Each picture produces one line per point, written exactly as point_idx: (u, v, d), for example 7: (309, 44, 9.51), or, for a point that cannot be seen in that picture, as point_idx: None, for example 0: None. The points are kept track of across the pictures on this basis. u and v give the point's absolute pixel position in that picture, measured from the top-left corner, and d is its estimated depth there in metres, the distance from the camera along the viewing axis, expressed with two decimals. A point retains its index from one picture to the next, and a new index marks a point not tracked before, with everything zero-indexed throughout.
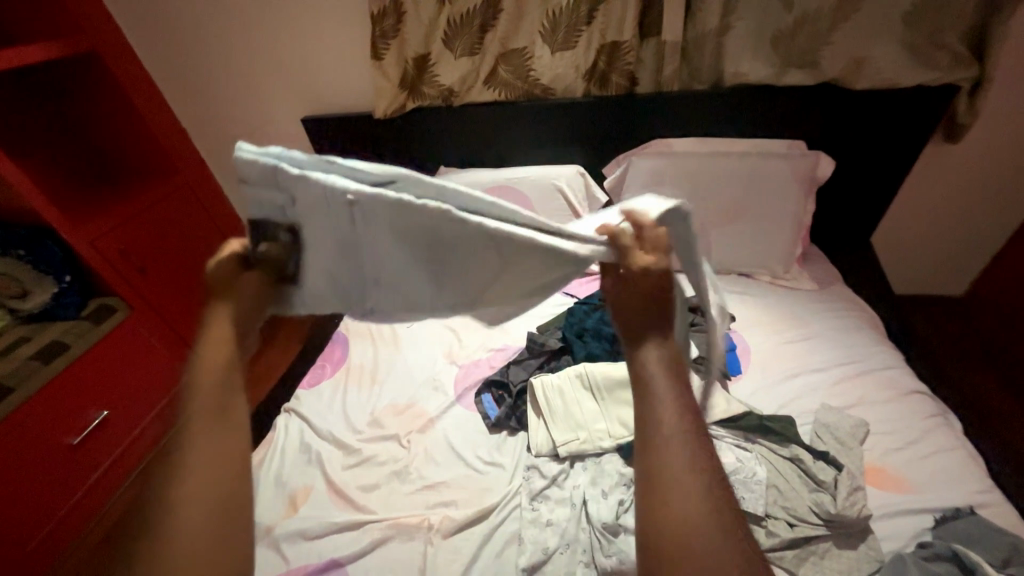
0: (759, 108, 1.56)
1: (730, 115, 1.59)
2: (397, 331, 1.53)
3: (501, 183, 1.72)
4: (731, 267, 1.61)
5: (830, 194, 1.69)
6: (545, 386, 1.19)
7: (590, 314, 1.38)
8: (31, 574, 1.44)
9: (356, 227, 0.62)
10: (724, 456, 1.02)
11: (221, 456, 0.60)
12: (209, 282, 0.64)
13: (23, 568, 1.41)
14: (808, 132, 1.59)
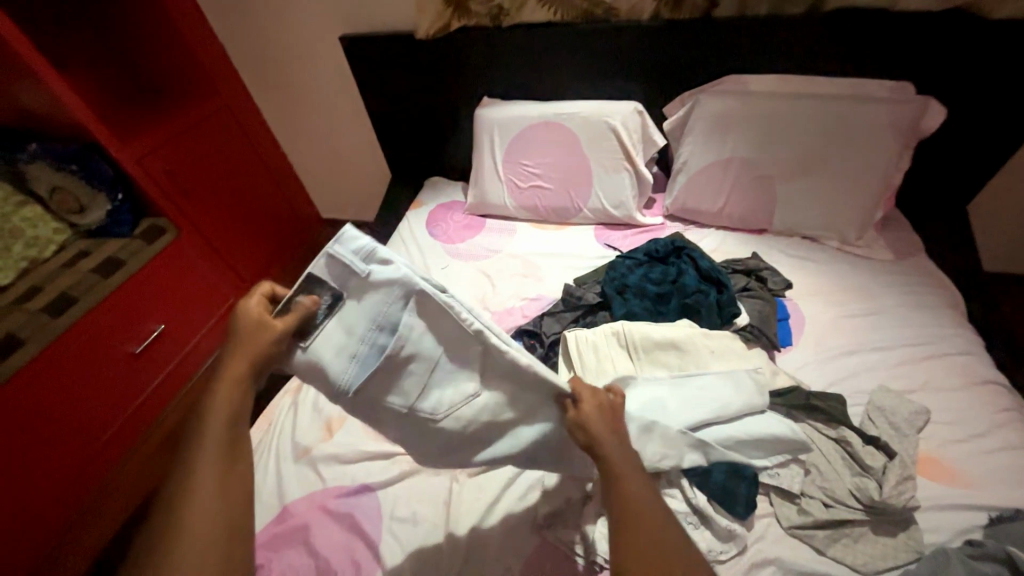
0: (861, 41, 1.32)
1: (824, 48, 1.36)
2: (430, 275, 1.54)
3: (548, 120, 1.59)
4: (796, 228, 1.45)
5: (930, 150, 1.46)
6: (578, 339, 1.13)
7: (633, 270, 1.30)
8: (103, 464, 1.62)
9: (401, 305, 0.80)
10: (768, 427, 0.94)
11: (235, 476, 0.66)
12: (247, 316, 0.74)
13: (101, 453, 1.60)
14: (919, 73, 1.34)
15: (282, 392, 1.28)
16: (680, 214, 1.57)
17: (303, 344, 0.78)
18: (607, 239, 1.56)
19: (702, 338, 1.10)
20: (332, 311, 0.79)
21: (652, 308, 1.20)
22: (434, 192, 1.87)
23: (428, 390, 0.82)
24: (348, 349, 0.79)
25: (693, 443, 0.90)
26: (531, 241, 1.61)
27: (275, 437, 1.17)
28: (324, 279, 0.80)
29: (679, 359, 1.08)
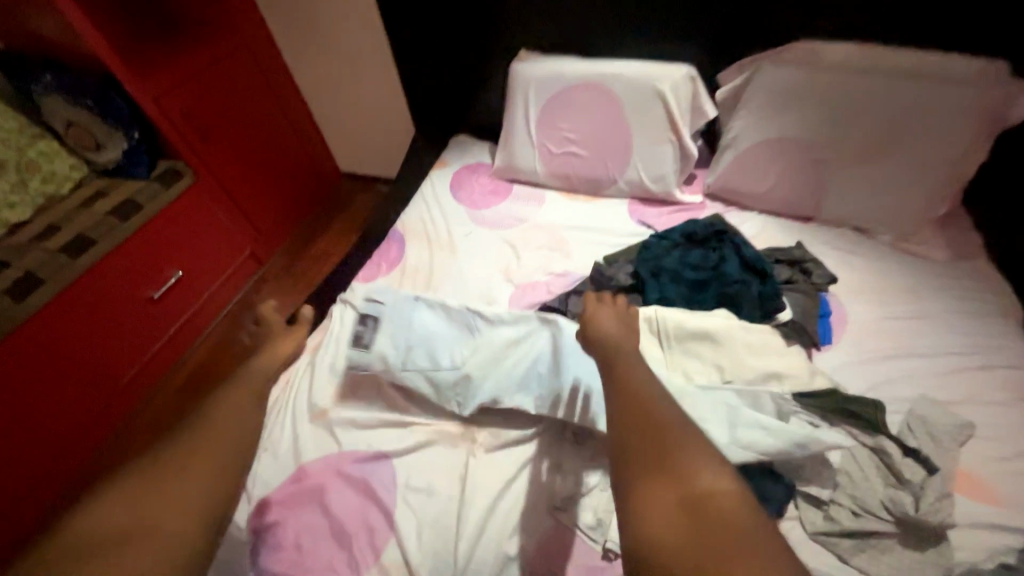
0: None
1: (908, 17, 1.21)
2: (453, 241, 1.48)
3: (590, 81, 1.47)
4: (848, 218, 1.34)
5: None
6: None
7: (669, 252, 1.23)
8: (126, 404, 1.66)
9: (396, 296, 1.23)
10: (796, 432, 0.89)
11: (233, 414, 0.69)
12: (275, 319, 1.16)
13: (120, 394, 1.63)
14: (1017, 52, 1.18)
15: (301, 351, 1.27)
16: (722, 193, 1.47)
17: (368, 344, 1.14)
18: (641, 215, 1.48)
19: (740, 332, 1.03)
20: (377, 329, 1.16)
21: (687, 295, 1.14)
22: (460, 153, 1.78)
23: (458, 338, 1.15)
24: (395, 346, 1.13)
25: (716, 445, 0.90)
26: (560, 212, 1.53)
27: (293, 394, 1.17)
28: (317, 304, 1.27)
29: (713, 352, 1.03)
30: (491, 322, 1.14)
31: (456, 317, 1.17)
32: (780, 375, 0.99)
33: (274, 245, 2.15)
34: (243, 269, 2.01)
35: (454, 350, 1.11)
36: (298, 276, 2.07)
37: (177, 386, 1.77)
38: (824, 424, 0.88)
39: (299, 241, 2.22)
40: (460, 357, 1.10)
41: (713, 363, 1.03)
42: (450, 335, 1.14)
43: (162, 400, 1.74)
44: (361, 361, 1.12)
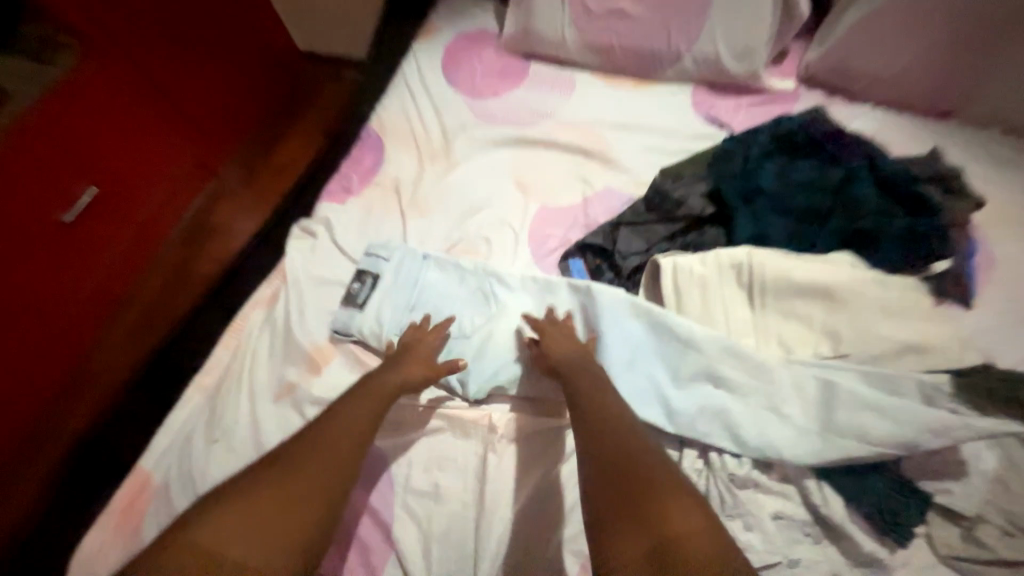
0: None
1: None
2: (451, 146, 1.08)
3: None
4: (1008, 116, 0.94)
5: None
6: (677, 270, 0.78)
7: (765, 164, 0.87)
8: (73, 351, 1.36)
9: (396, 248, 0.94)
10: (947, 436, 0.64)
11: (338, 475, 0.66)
12: None
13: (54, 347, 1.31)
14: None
15: (252, 303, 0.95)
16: (824, 77, 1.04)
17: (360, 305, 0.89)
18: (710, 110, 1.07)
19: (872, 287, 0.73)
20: (375, 289, 0.91)
21: (793, 230, 0.79)
22: (453, 14, 1.27)
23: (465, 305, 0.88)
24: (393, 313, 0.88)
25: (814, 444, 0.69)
26: (597, 104, 1.11)
27: (246, 363, 0.87)
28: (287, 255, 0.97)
29: (826, 313, 0.74)
30: (511, 289, 0.87)
31: (470, 280, 0.89)
32: (919, 347, 0.71)
33: None
34: (187, 181, 1.56)
35: (464, 318, 0.86)
36: (259, 193, 1.68)
37: (129, 329, 1.49)
38: (973, 426, 0.63)
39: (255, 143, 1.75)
40: (470, 326, 0.85)
41: (825, 328, 0.74)
42: (457, 300, 0.88)
43: (112, 345, 1.46)
44: (345, 321, 0.88)
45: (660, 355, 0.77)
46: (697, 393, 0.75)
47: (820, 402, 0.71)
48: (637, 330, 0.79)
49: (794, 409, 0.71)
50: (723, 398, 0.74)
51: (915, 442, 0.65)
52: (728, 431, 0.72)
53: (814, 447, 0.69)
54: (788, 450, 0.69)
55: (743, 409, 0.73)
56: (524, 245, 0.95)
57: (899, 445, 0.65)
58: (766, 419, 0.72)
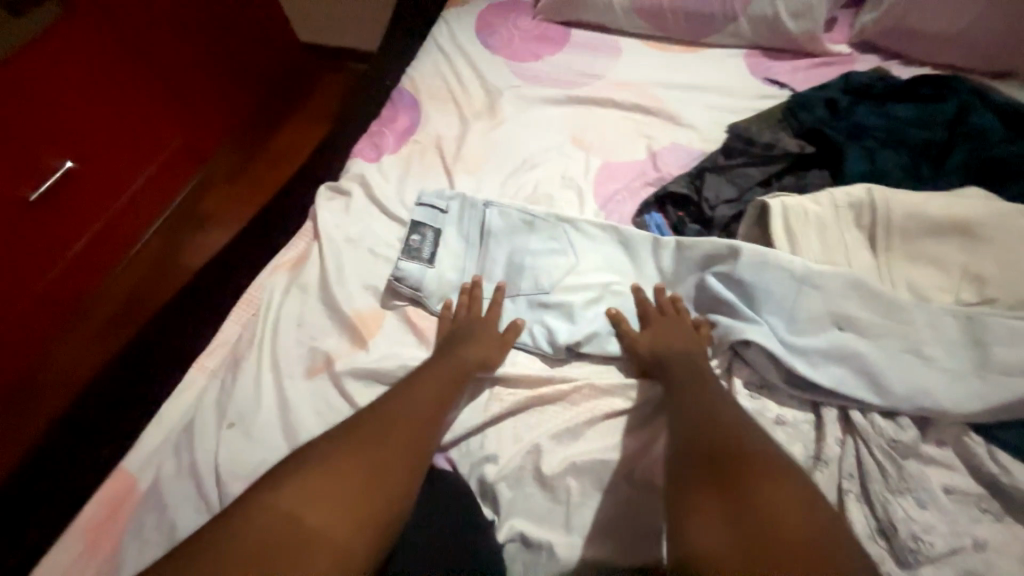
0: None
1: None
2: (493, 103, 0.98)
3: None
4: None
5: None
6: (790, 210, 0.68)
7: (861, 108, 0.80)
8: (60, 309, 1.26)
9: (455, 203, 0.80)
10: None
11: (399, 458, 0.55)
12: None
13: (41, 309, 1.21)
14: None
15: (271, 267, 0.78)
16: (881, 41, 1.02)
17: (429, 259, 0.75)
18: (767, 70, 1.01)
19: (1016, 218, 0.64)
20: (438, 243, 0.77)
21: (911, 166, 0.71)
22: None
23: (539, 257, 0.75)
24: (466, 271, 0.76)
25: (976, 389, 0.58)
26: (650, 64, 1.04)
27: (265, 334, 0.70)
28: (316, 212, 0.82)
29: (963, 255, 0.65)
30: (592, 237, 0.75)
31: (541, 231, 0.76)
32: None
33: (222, 141, 1.57)
34: (172, 168, 1.45)
35: (547, 272, 0.73)
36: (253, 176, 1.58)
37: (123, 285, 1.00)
38: None
39: (249, 134, 1.64)
40: (547, 281, 0.72)
41: (966, 271, 0.64)
42: (530, 254, 0.75)
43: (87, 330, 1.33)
44: (414, 275, 0.73)
45: (767, 296, 0.65)
46: (822, 339, 0.63)
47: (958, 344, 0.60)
48: (740, 268, 0.67)
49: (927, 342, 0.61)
50: (853, 340, 0.62)
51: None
52: (858, 382, 0.60)
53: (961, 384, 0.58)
54: (928, 396, 0.58)
55: (875, 354, 0.61)
56: (589, 199, 0.83)
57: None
58: (897, 354, 0.61)
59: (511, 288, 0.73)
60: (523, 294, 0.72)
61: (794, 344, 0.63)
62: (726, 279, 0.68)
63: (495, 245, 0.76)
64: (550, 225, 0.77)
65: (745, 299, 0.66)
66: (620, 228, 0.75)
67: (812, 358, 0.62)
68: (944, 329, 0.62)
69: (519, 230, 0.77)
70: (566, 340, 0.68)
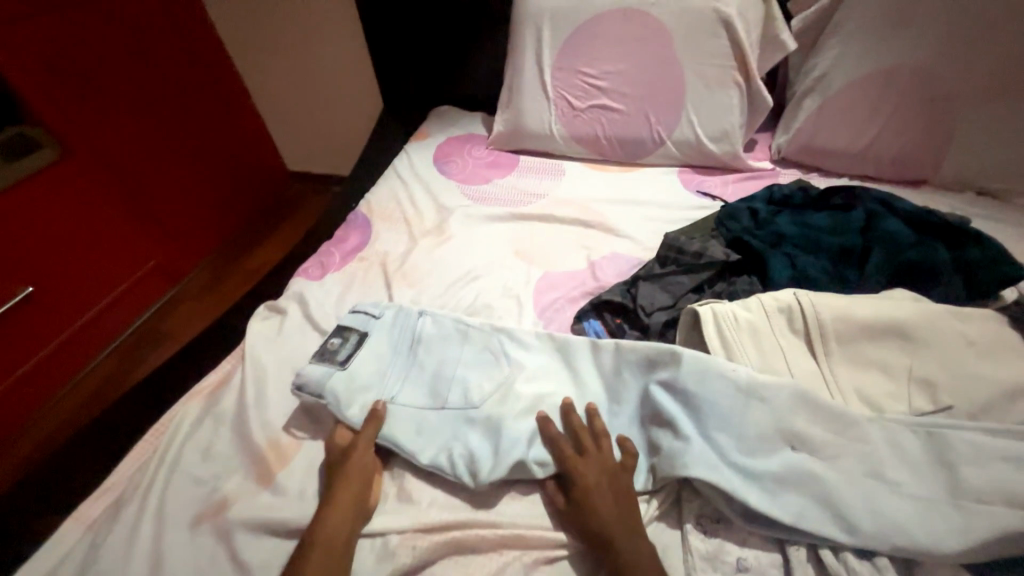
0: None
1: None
2: (441, 222, 1.02)
3: (627, 5, 1.08)
4: (974, 181, 1.00)
5: None
6: (720, 317, 0.66)
7: (783, 216, 0.83)
8: None
9: (389, 312, 0.77)
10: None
11: None
12: None
13: None
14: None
15: (189, 394, 0.73)
16: (799, 156, 1.11)
17: (343, 364, 0.70)
18: (699, 185, 1.09)
19: (950, 319, 0.62)
20: (361, 351, 0.72)
21: (836, 269, 0.72)
22: (444, 122, 1.36)
23: (469, 367, 0.70)
24: (386, 377, 0.70)
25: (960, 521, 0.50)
26: (589, 184, 1.12)
27: (159, 473, 0.63)
28: (252, 333, 0.80)
29: (907, 357, 0.62)
30: (528, 347, 0.72)
31: (475, 339, 0.73)
32: None
33: (196, 259, 1.65)
34: (143, 285, 1.49)
35: (476, 383, 0.68)
36: (224, 291, 1.61)
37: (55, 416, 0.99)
38: None
39: (228, 251, 1.73)
40: (477, 393, 0.67)
41: (915, 376, 0.60)
42: (460, 364, 0.70)
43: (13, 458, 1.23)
44: (317, 379, 0.68)
45: (711, 410, 0.59)
46: (778, 463, 0.55)
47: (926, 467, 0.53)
48: (682, 376, 0.61)
49: (890, 464, 0.54)
50: (808, 462, 0.55)
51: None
52: (823, 514, 0.52)
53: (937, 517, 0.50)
54: (901, 533, 0.50)
55: (835, 478, 0.54)
56: (530, 311, 0.82)
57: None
58: (857, 476, 0.54)
59: (435, 401, 0.67)
60: (449, 408, 0.66)
61: (749, 469, 0.55)
62: (669, 387, 0.62)
63: (425, 354, 0.72)
64: (484, 333, 0.73)
65: (691, 410, 0.60)
66: (557, 337, 0.72)
67: (768, 487, 0.54)
68: (906, 442, 0.56)
69: (451, 340, 0.73)
70: (490, 466, 0.60)
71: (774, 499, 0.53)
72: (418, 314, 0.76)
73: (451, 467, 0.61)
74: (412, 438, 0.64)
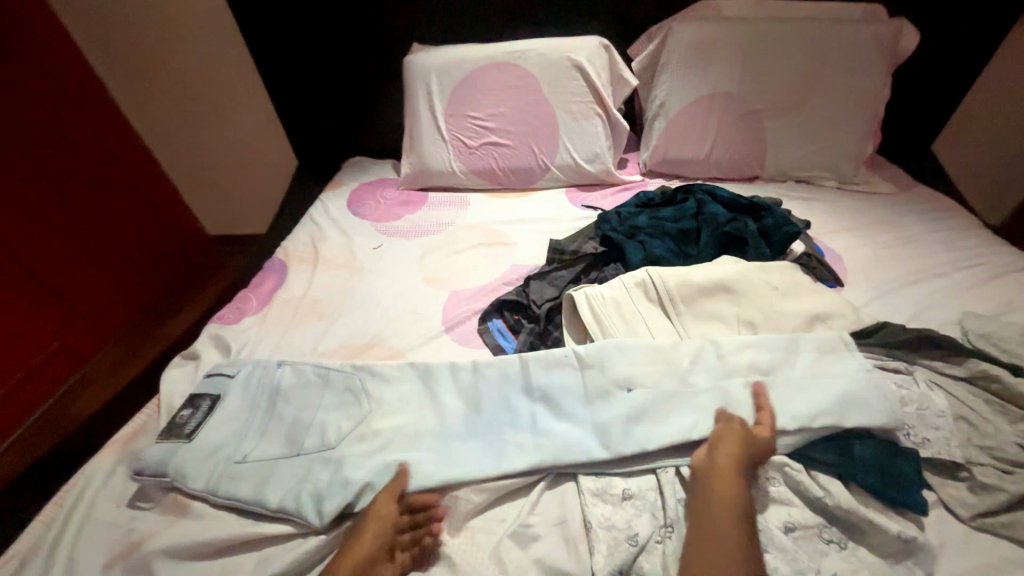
0: None
1: None
2: (355, 257, 1.10)
3: (499, 59, 1.28)
4: (790, 172, 1.26)
5: (906, 92, 1.35)
6: (591, 297, 0.80)
7: (638, 214, 1.01)
8: None
9: (253, 372, 0.79)
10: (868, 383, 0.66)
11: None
12: None
13: None
14: None
15: (102, 448, 0.73)
16: (661, 168, 1.33)
17: (190, 434, 0.71)
18: (583, 200, 1.26)
19: (757, 272, 0.80)
20: (211, 413, 0.74)
21: (677, 249, 0.89)
22: (356, 171, 1.46)
23: (329, 414, 0.73)
24: (240, 437, 0.71)
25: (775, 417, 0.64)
26: (492, 208, 1.26)
27: (68, 527, 0.62)
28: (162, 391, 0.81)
29: (733, 304, 0.78)
30: (389, 379, 0.77)
31: (337, 381, 0.77)
32: (823, 315, 0.76)
33: (101, 338, 1.58)
34: (45, 370, 1.41)
35: (334, 423, 0.71)
36: (134, 365, 1.54)
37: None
38: (858, 361, 0.69)
39: (143, 324, 1.68)
40: (334, 434, 0.70)
41: (742, 319, 0.76)
42: (321, 408, 0.74)
43: None
44: (159, 459, 0.67)
45: (561, 395, 0.71)
46: (615, 404, 0.68)
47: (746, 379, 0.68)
48: (531, 374, 0.74)
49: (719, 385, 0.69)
50: (645, 394, 0.69)
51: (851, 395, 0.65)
52: (662, 437, 0.64)
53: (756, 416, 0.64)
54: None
55: (682, 406, 0.67)
56: (435, 321, 0.92)
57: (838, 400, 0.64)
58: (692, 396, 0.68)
59: (289, 449, 0.68)
60: (303, 452, 0.68)
61: (595, 416, 0.68)
62: (527, 393, 0.73)
63: (286, 407, 0.74)
64: (344, 377, 0.78)
65: (545, 399, 0.72)
66: (417, 365, 0.78)
67: (623, 433, 0.65)
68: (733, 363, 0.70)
69: (312, 390, 0.76)
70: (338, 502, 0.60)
71: (631, 434, 0.65)
72: (279, 369, 0.79)
73: (302, 513, 0.61)
74: (257, 488, 0.64)
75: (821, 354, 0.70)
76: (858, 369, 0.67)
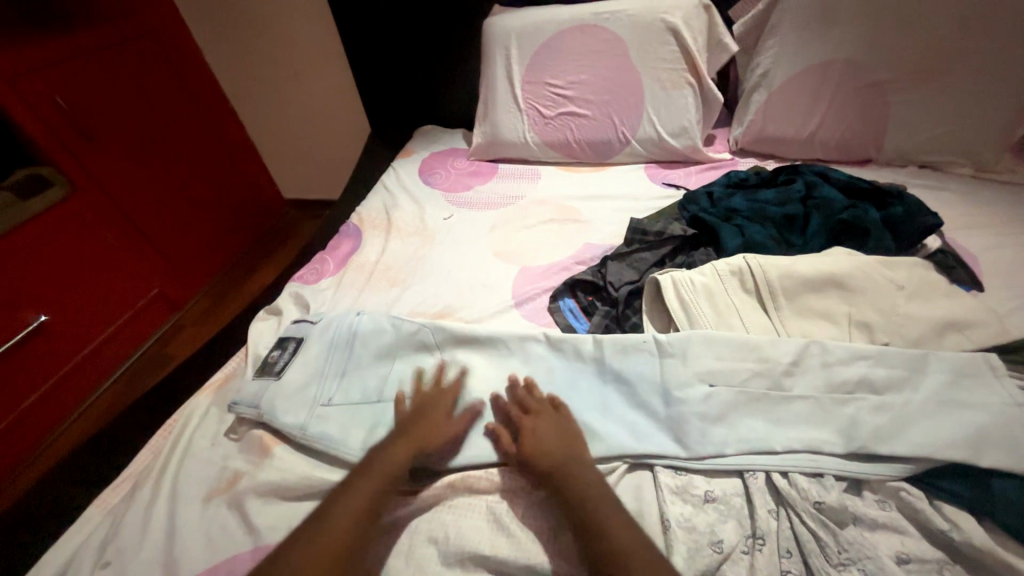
0: None
1: None
2: (426, 226, 1.10)
3: (585, 22, 1.20)
4: (913, 155, 1.10)
5: None
6: (678, 283, 0.74)
7: (732, 195, 0.92)
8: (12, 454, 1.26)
9: (332, 320, 0.81)
10: (1012, 411, 0.56)
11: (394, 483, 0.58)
12: None
13: None
14: None
15: (199, 389, 0.79)
16: (755, 145, 1.21)
17: (277, 374, 0.75)
18: (664, 178, 1.17)
19: (879, 268, 0.71)
20: (297, 357, 0.77)
21: (778, 236, 0.81)
22: (427, 140, 1.46)
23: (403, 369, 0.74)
24: (322, 382, 0.74)
25: (886, 437, 0.57)
26: (565, 183, 1.20)
27: (171, 458, 0.68)
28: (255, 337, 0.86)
29: (845, 302, 0.69)
30: (459, 340, 0.75)
31: (409, 336, 0.77)
32: (959, 324, 0.65)
33: (194, 286, 1.73)
34: (148, 312, 1.57)
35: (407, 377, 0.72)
36: (221, 315, 1.69)
37: None
38: (1003, 388, 0.59)
39: (228, 278, 1.83)
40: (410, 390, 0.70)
41: (855, 319, 0.68)
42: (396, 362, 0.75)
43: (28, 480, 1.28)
44: (253, 394, 0.72)
45: (638, 381, 0.67)
46: (696, 398, 0.63)
47: (851, 390, 0.62)
48: (607, 354, 0.70)
49: (819, 391, 0.62)
50: (729, 394, 0.63)
51: (985, 423, 0.56)
52: (742, 440, 0.60)
53: (863, 433, 0.58)
54: (828, 449, 0.58)
55: (774, 413, 0.62)
56: (505, 295, 0.90)
57: (970, 428, 0.55)
58: (779, 404, 0.62)
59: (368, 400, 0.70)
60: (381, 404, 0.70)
61: (671, 406, 0.64)
62: (602, 374, 0.69)
63: (365, 359, 0.76)
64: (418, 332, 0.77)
65: (620, 383, 0.68)
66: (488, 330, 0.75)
67: (705, 433, 0.61)
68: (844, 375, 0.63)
69: (387, 343, 0.77)
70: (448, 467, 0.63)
71: (717, 436, 0.61)
72: (356, 320, 0.80)
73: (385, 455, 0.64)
74: (338, 431, 0.67)
75: (956, 377, 0.60)
76: (1005, 403, 0.57)
